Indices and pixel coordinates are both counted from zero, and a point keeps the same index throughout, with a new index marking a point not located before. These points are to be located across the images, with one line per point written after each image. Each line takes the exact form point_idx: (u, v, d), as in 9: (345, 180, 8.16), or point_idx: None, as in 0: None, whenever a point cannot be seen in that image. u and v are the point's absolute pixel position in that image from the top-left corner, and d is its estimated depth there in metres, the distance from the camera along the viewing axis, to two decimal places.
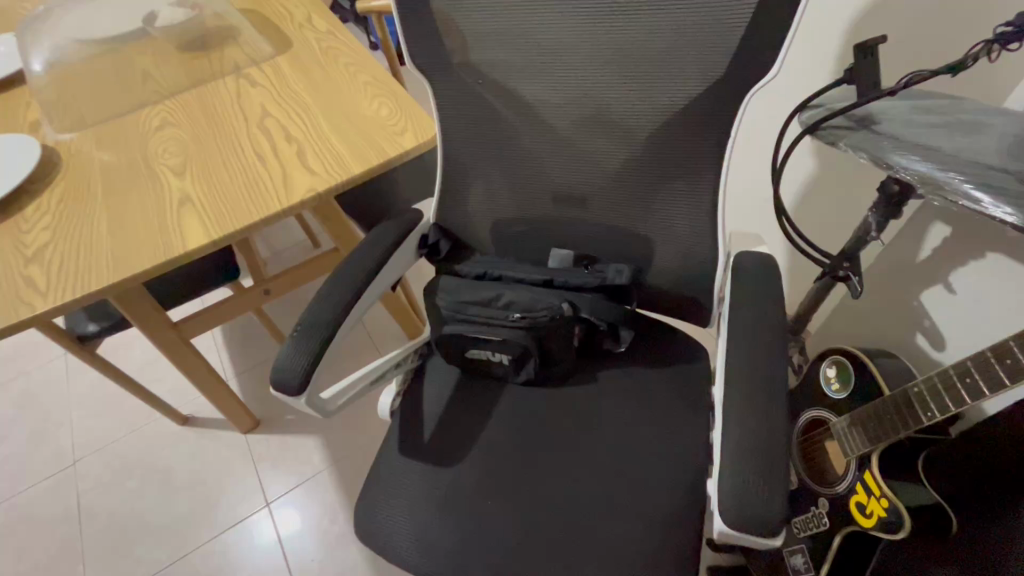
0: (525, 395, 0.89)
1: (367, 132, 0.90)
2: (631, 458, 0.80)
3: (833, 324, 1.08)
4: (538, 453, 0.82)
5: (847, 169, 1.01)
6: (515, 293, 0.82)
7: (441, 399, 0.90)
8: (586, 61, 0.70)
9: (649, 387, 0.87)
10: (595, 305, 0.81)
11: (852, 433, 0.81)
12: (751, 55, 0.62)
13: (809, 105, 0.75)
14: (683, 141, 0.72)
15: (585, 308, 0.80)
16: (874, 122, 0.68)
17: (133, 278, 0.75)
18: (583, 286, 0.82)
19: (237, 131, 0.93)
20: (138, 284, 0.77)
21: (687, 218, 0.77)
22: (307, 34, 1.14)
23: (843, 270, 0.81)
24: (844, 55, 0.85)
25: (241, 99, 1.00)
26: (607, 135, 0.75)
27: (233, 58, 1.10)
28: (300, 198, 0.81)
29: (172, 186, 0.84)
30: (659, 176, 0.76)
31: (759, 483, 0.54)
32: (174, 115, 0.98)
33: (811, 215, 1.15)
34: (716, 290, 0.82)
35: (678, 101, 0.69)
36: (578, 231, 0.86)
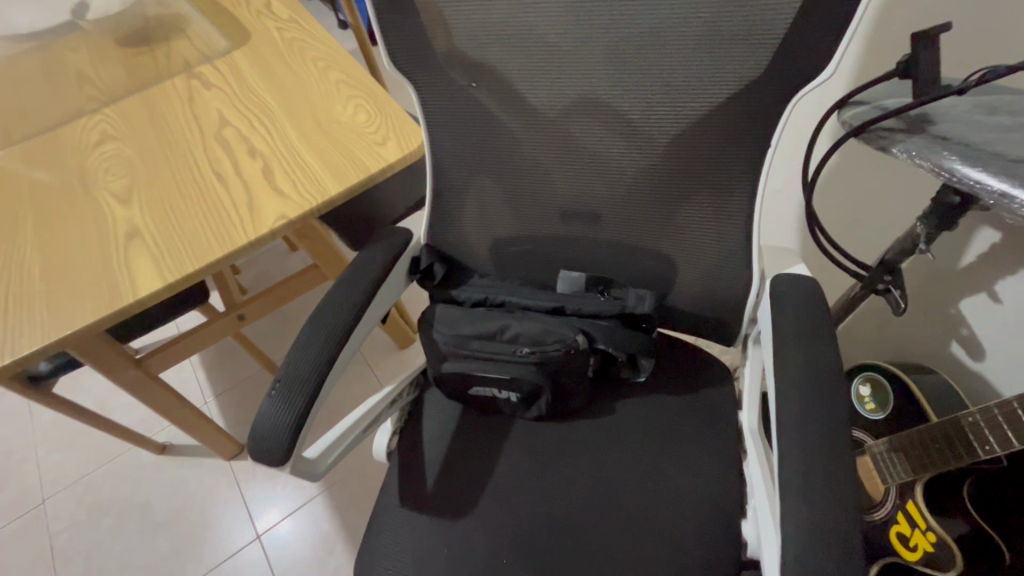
0: (536, 432, 0.80)
1: (342, 142, 0.78)
2: (657, 500, 0.73)
3: (853, 327, 1.02)
4: (556, 498, 0.74)
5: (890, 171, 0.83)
6: (522, 324, 0.73)
7: (443, 439, 0.81)
8: (599, 58, 0.59)
9: (672, 415, 0.79)
10: (613, 335, 0.73)
11: (889, 458, 0.75)
12: (803, 52, 0.52)
13: (851, 102, 0.66)
14: (713, 151, 0.62)
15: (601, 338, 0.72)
16: (931, 126, 0.59)
17: (75, 335, 0.64)
18: (597, 314, 0.74)
19: (191, 144, 0.80)
20: (83, 339, 0.66)
21: (716, 235, 0.68)
22: (266, 23, 1.00)
23: (883, 283, 0.74)
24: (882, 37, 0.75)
25: (193, 104, 0.86)
26: (625, 143, 0.65)
27: (182, 53, 0.96)
28: (269, 228, 0.69)
29: (118, 216, 0.72)
30: (684, 189, 0.66)
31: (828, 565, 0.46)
32: (116, 126, 0.85)
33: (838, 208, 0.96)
34: (746, 313, 0.74)
35: (710, 104, 0.59)
36: (589, 250, 0.76)
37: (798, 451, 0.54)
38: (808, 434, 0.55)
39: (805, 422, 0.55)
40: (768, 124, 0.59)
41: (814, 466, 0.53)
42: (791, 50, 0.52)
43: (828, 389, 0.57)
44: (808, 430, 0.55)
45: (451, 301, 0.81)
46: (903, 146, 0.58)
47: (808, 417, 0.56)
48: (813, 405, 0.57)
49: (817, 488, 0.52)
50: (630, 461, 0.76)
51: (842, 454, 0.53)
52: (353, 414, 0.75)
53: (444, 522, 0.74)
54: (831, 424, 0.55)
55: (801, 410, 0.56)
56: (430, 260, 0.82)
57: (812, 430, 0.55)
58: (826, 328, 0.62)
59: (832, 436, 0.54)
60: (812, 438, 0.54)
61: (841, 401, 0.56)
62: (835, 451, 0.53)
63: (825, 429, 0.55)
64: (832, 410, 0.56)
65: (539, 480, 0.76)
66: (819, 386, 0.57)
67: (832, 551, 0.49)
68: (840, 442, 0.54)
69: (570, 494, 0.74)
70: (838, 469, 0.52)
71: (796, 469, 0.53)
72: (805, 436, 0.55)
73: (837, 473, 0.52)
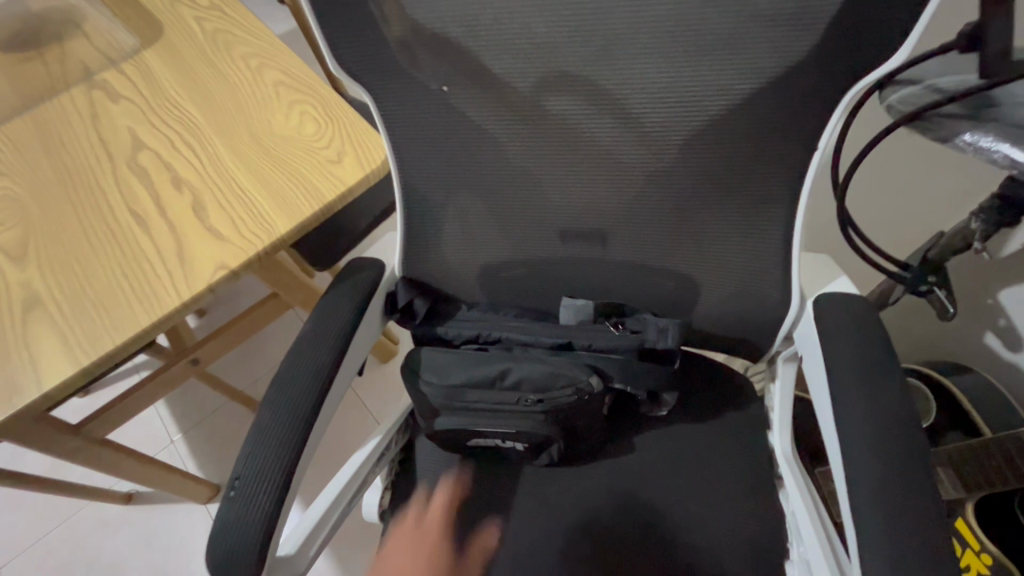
0: (549, 479, 0.71)
1: (287, 163, 0.64)
2: (692, 546, 0.65)
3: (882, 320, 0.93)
4: (577, 553, 0.66)
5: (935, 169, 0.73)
6: (526, 367, 0.63)
7: (443, 495, 0.71)
8: (597, 42, 0.46)
9: (699, 448, 0.71)
10: (628, 372, 0.65)
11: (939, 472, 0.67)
12: (867, 29, 0.41)
13: (900, 79, 0.56)
14: (742, 154, 0.51)
15: (618, 377, 0.65)
16: (1002, 109, 0.49)
17: None
18: (610, 350, 0.65)
19: (99, 175, 0.65)
20: None
21: (745, 251, 0.58)
22: (183, 11, 0.83)
23: (927, 284, 0.65)
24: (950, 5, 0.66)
25: (98, 121, 0.70)
26: (630, 146, 0.53)
27: (81, 56, 0.79)
28: (204, 281, 0.56)
29: (11, 279, 0.58)
30: (706, 199, 0.55)
31: None
32: (4, 156, 0.69)
33: (866, 203, 0.84)
34: (780, 333, 0.64)
35: (736, 95, 0.47)
36: (596, 272, 0.66)
37: (872, 512, 0.46)
38: (881, 490, 0.47)
39: (875, 474, 0.47)
40: (814, 120, 0.48)
41: (894, 532, 0.45)
42: (849, 28, 0.41)
43: (896, 430, 0.49)
44: (882, 485, 0.47)
45: (437, 338, 0.71)
46: (974, 132, 0.48)
47: (879, 469, 0.48)
48: (881, 455, 0.48)
49: (901, 562, 0.44)
50: (660, 506, 0.68)
51: (924, 511, 0.45)
52: (337, 483, 0.65)
53: None
54: (906, 477, 0.47)
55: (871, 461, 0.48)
56: (407, 296, 0.71)
57: (886, 487, 0.47)
58: (884, 355, 0.53)
59: (913, 490, 0.46)
60: (886, 497, 0.46)
61: (912, 445, 0.48)
62: (915, 512, 0.45)
63: (901, 484, 0.46)
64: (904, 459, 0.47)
65: (555, 534, 0.67)
66: (886, 430, 0.49)
67: None
68: (918, 498, 0.46)
69: (595, 548, 0.66)
70: (924, 532, 0.44)
71: (872, 534, 0.45)
72: (879, 492, 0.47)
73: (924, 538, 0.44)
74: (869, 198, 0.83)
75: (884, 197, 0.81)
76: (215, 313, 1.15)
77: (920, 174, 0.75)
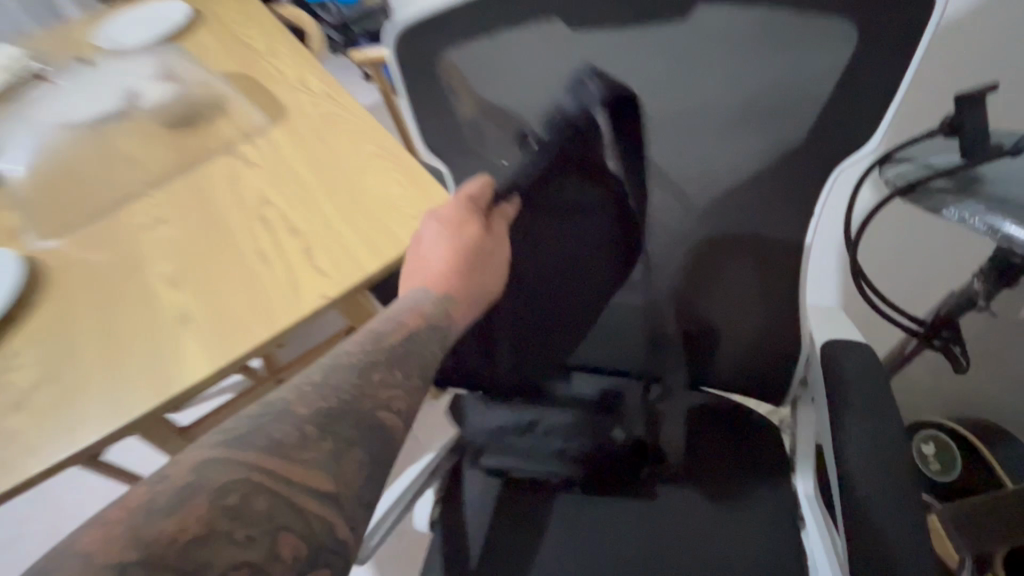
0: (583, 502, 0.78)
1: (379, 217, 0.81)
2: (714, 565, 0.72)
3: None
4: (608, 562, 0.74)
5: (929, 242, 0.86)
6: (549, 416, 0.82)
7: (487, 510, 0.79)
8: (632, 129, 0.62)
9: (728, 482, 0.77)
10: (581, 201, 0.67)
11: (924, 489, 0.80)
12: (842, 134, 0.56)
13: (893, 159, 0.64)
14: (752, 214, 0.64)
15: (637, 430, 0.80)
16: (983, 183, 0.56)
17: (142, 420, 0.68)
18: (548, 190, 0.66)
19: (234, 223, 0.83)
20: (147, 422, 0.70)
21: (760, 299, 0.70)
22: (301, 98, 1.04)
23: (942, 338, 0.70)
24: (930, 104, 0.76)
25: (236, 181, 0.90)
26: (663, 209, 0.67)
27: (224, 132, 1.00)
28: (311, 306, 0.73)
29: (170, 298, 0.76)
30: (726, 255, 0.68)
31: None
32: (165, 208, 0.89)
33: (874, 262, 0.93)
34: (798, 372, 0.75)
35: (745, 169, 0.61)
36: (628, 314, 0.77)
37: (864, 522, 0.55)
38: (874, 505, 0.56)
39: (870, 492, 0.56)
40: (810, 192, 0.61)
41: (883, 541, 0.54)
42: (822, 131, 0.57)
43: (889, 461, 0.58)
44: (877, 506, 0.55)
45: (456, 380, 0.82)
46: (957, 206, 0.54)
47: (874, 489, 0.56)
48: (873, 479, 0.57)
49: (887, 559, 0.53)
50: (685, 533, 0.74)
51: (907, 524, 0.54)
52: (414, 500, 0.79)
53: None
54: (899, 496, 0.56)
55: (868, 485, 0.57)
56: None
57: (879, 505, 0.56)
58: (883, 395, 0.62)
59: (901, 510, 0.55)
60: (876, 513, 0.55)
61: (905, 474, 0.57)
62: (903, 526, 0.54)
63: (892, 502, 0.55)
64: (893, 482, 0.56)
65: (588, 544, 0.75)
66: (880, 458, 0.58)
67: None
68: (907, 514, 0.55)
69: (626, 562, 0.73)
70: (908, 541, 0.53)
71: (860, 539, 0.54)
72: (871, 510, 0.56)
73: (906, 546, 0.53)
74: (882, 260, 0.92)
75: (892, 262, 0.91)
76: (294, 342, 1.32)
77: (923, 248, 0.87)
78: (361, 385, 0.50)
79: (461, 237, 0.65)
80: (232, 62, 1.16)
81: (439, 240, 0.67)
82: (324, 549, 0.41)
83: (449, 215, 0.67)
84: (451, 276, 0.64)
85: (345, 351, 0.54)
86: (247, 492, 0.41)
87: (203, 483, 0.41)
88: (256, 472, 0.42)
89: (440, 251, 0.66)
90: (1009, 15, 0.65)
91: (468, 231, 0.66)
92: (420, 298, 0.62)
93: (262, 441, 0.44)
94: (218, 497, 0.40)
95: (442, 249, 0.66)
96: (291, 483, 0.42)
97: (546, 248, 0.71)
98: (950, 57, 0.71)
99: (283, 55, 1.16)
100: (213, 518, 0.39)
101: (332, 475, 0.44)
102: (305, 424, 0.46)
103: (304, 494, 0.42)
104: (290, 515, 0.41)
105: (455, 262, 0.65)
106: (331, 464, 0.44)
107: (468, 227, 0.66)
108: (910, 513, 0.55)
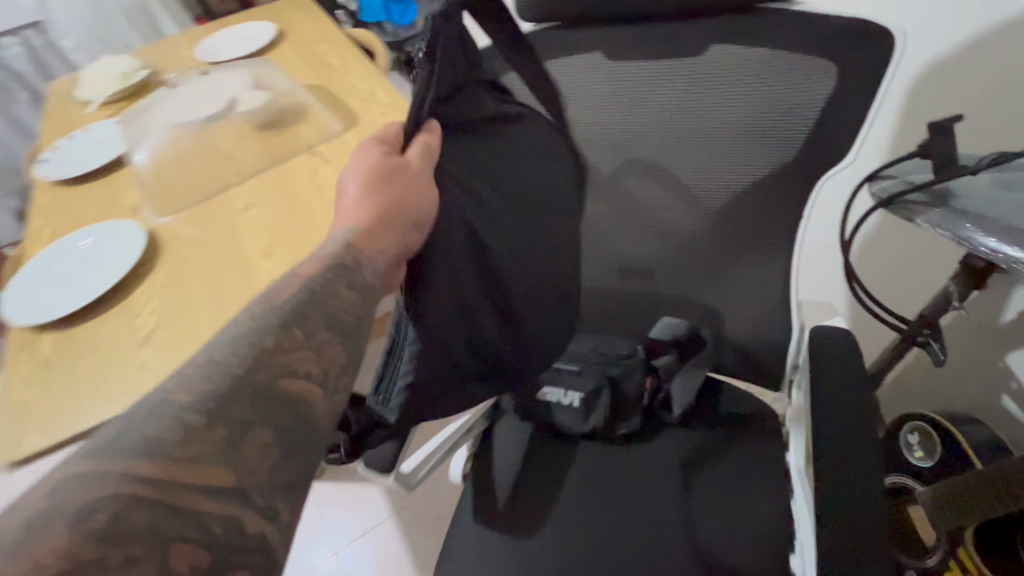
0: (596, 468, 0.90)
1: None
2: (708, 523, 0.82)
3: (897, 390, 1.12)
4: (615, 515, 0.85)
5: (919, 256, 0.96)
6: (598, 343, 0.92)
7: (512, 466, 0.92)
8: (650, 144, 0.77)
9: (724, 455, 0.89)
10: (487, 108, 0.64)
11: (899, 475, 0.91)
12: (828, 152, 0.67)
13: (879, 177, 0.75)
14: (752, 218, 0.76)
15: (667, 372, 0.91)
16: (951, 200, 0.65)
17: None
18: (465, 101, 0.61)
19: (316, 210, 1.00)
20: None
21: (759, 293, 0.81)
22: (372, 108, 1.22)
23: (923, 336, 0.79)
24: (912, 133, 0.89)
25: (316, 175, 1.07)
26: (675, 214, 0.80)
27: (305, 134, 1.18)
28: None
29: (263, 268, 0.92)
30: (730, 253, 0.80)
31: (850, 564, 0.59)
32: (257, 195, 1.06)
33: (874, 270, 1.06)
34: (790, 360, 0.85)
35: (746, 181, 0.74)
36: (645, 303, 0.90)
37: (833, 480, 0.65)
38: (842, 465, 0.66)
39: (839, 456, 0.67)
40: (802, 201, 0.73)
41: (848, 495, 0.64)
42: (812, 150, 0.68)
43: (856, 430, 0.68)
44: (843, 467, 0.66)
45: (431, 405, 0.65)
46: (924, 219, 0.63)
47: (843, 453, 0.67)
48: (843, 446, 0.68)
49: (848, 509, 0.63)
50: (683, 496, 0.86)
51: (868, 481, 0.65)
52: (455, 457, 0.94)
53: (516, 537, 0.85)
54: (864, 460, 0.66)
55: (838, 450, 0.67)
56: (398, 395, 0.62)
57: (847, 466, 0.66)
58: (852, 375, 0.74)
59: (865, 471, 0.65)
60: (844, 473, 0.66)
61: (870, 442, 0.68)
62: (864, 484, 0.64)
63: (858, 465, 0.66)
64: (861, 449, 0.67)
65: (598, 496, 0.88)
66: (844, 429, 0.69)
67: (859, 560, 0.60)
68: (869, 475, 0.65)
69: (630, 517, 0.85)
70: (868, 495, 0.63)
71: (829, 494, 0.64)
72: (840, 470, 0.66)
73: (865, 500, 0.63)
74: (883, 270, 1.03)
75: (889, 273, 1.02)
76: None
77: (912, 261, 0.97)
78: (273, 344, 0.43)
79: (380, 164, 0.55)
80: (312, 75, 1.34)
81: (355, 178, 0.56)
82: (234, 552, 0.34)
83: (362, 152, 0.57)
84: (373, 212, 0.54)
85: (234, 323, 0.45)
86: (121, 508, 0.32)
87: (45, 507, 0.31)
88: (136, 482, 0.33)
89: (356, 190, 0.55)
90: (983, 56, 0.76)
91: (382, 155, 0.56)
92: (337, 243, 0.52)
93: (128, 445, 0.35)
94: (79, 521, 0.31)
95: (360, 187, 0.55)
96: (187, 487, 0.34)
97: (508, 173, 0.64)
98: (934, 93, 0.83)
99: (356, 72, 1.34)
100: (74, 549, 0.30)
101: (236, 465, 0.37)
102: (186, 413, 0.37)
103: (199, 494, 0.35)
104: (175, 523, 0.33)
105: (374, 196, 0.54)
106: (227, 454, 0.37)
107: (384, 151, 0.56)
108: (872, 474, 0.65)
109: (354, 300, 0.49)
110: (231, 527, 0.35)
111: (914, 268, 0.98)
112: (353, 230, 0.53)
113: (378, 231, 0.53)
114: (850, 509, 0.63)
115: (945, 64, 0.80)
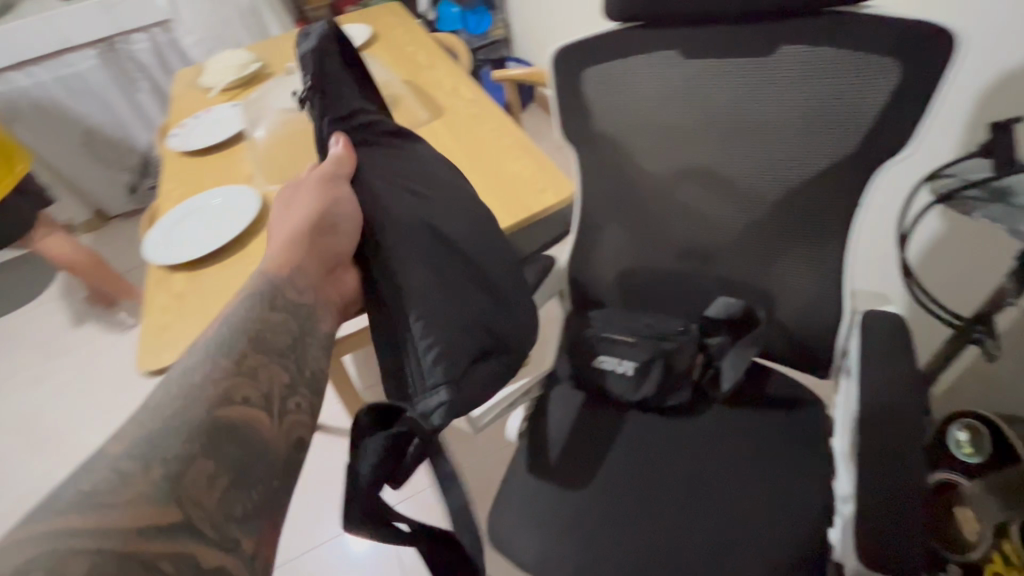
0: (644, 436, 0.97)
1: (517, 192, 1.07)
2: (749, 493, 0.87)
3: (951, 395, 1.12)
4: (659, 479, 0.92)
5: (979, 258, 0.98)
6: (658, 321, 0.98)
7: (565, 427, 0.99)
8: (717, 135, 0.84)
9: (769, 433, 0.93)
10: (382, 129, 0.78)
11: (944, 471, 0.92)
12: (887, 147, 0.73)
13: (939, 175, 0.79)
14: (810, 207, 0.82)
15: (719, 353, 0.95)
16: (1012, 195, 0.68)
17: None
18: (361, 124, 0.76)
19: None
20: None
21: (814, 280, 0.86)
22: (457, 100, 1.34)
23: (977, 332, 0.82)
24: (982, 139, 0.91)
25: None
26: (738, 199, 0.87)
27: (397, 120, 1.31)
28: None
29: None
30: (787, 240, 0.86)
31: (881, 526, 0.65)
32: None
33: (935, 275, 1.08)
34: (839, 344, 0.90)
35: (807, 171, 0.79)
36: (701, 285, 0.97)
37: (873, 451, 0.70)
38: (884, 438, 0.71)
39: (880, 431, 0.71)
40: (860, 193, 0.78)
41: (887, 466, 0.68)
42: (871, 144, 0.74)
43: (898, 409, 0.73)
44: (883, 442, 0.70)
45: (442, 352, 0.70)
46: None
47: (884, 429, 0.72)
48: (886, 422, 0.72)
49: (885, 478, 0.67)
50: (725, 468, 0.91)
51: (908, 455, 0.69)
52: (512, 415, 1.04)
53: (564, 489, 0.92)
54: (905, 436, 0.70)
55: (880, 425, 0.72)
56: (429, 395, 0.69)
57: (888, 441, 0.70)
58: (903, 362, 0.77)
59: (905, 446, 0.69)
60: (884, 447, 0.70)
61: (912, 421, 0.72)
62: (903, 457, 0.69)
63: (898, 440, 0.70)
64: (902, 426, 0.71)
65: (644, 459, 0.94)
66: (887, 408, 0.73)
67: (891, 523, 0.65)
68: (910, 450, 0.69)
69: (673, 481, 0.91)
70: (906, 467, 0.68)
71: (868, 463, 0.69)
72: (880, 444, 0.70)
73: (903, 471, 0.68)
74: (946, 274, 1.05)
75: (951, 277, 1.05)
76: None
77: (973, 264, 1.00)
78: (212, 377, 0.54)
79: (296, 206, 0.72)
80: (405, 71, 1.49)
81: (281, 218, 0.74)
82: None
83: (281, 200, 0.76)
84: (292, 240, 0.71)
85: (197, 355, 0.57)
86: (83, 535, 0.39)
87: (25, 537, 0.38)
88: (84, 528, 0.40)
89: (281, 227, 0.73)
90: None
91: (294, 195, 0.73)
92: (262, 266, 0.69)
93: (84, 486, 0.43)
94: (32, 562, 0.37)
95: (285, 225, 0.73)
96: (145, 529, 0.42)
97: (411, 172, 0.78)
98: (1006, 99, 0.86)
99: (443, 68, 1.47)
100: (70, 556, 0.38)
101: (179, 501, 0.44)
102: (118, 462, 0.45)
103: (160, 532, 0.43)
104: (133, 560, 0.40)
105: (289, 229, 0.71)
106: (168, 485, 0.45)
107: (295, 195, 0.73)
108: (912, 449, 0.69)
109: (280, 318, 0.64)
110: (188, 560, 0.43)
111: (974, 269, 1.00)
112: (273, 259, 0.70)
113: (293, 255, 0.70)
114: (887, 477, 0.67)
115: (1016, 73, 0.83)
